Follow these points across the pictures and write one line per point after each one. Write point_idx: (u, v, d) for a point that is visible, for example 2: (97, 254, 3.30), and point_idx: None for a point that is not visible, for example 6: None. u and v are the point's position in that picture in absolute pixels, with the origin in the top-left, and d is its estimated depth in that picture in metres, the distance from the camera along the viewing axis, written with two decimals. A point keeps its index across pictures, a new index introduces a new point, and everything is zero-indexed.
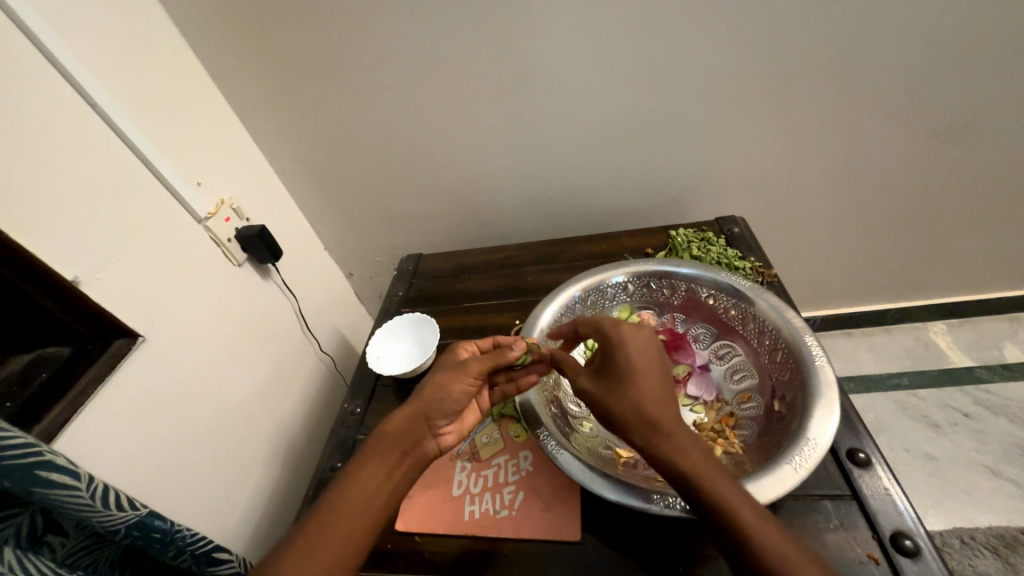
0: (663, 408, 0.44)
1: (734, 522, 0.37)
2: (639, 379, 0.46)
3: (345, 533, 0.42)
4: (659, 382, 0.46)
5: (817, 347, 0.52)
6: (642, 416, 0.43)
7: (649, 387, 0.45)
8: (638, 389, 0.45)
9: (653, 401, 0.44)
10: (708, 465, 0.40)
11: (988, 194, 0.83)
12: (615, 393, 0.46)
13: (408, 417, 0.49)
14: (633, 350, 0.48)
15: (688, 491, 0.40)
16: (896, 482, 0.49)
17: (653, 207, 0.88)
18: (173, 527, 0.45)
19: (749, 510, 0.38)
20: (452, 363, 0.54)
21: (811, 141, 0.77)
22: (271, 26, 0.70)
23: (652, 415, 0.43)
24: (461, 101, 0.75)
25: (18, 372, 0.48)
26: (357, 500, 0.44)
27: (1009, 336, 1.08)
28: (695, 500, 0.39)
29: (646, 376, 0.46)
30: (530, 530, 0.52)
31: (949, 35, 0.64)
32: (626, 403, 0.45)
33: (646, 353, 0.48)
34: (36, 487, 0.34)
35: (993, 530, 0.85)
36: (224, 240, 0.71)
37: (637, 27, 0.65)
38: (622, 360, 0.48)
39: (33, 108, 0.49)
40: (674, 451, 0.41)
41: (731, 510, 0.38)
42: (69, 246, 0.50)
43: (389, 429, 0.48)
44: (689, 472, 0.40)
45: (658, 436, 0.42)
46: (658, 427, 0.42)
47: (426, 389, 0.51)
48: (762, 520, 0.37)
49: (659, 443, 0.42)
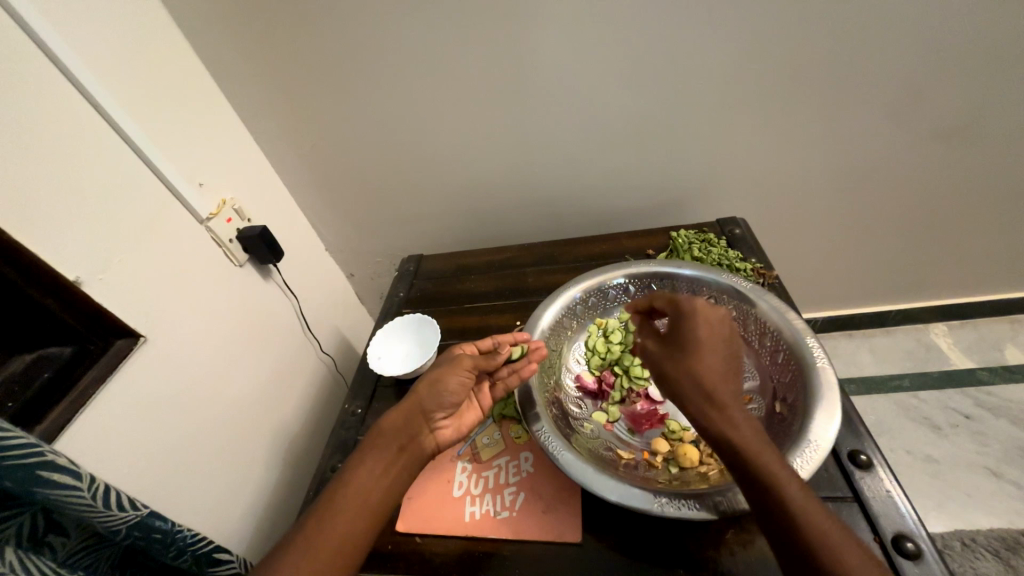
0: (722, 381, 0.44)
1: (775, 494, 0.38)
2: (700, 351, 0.46)
3: (342, 528, 0.42)
4: (722, 356, 0.46)
5: (818, 349, 0.52)
6: (698, 385, 0.44)
7: (711, 358, 0.46)
8: (699, 360, 0.45)
9: (712, 373, 0.45)
10: (756, 438, 0.41)
11: (989, 196, 0.83)
12: (675, 361, 0.47)
13: (404, 412, 0.50)
14: (702, 323, 0.48)
15: (733, 461, 0.41)
16: (898, 485, 0.49)
17: (653, 208, 0.88)
18: (173, 527, 0.45)
19: (795, 484, 0.39)
20: (448, 360, 0.55)
21: (812, 143, 0.77)
22: (273, 26, 0.70)
23: (708, 387, 0.44)
24: (462, 103, 0.76)
25: (19, 372, 0.48)
26: (354, 497, 0.44)
27: (1010, 338, 1.07)
28: (740, 469, 0.40)
29: (710, 348, 0.46)
30: (530, 531, 0.52)
31: (950, 36, 0.64)
32: (684, 373, 0.45)
33: (713, 324, 0.48)
34: (37, 487, 0.34)
35: (994, 532, 0.84)
36: (225, 240, 0.71)
37: (638, 29, 0.65)
38: (687, 329, 0.48)
39: (35, 108, 0.49)
40: (725, 423, 0.42)
41: (774, 483, 0.38)
42: (70, 246, 0.50)
43: (386, 425, 0.49)
44: (737, 443, 0.41)
45: (711, 407, 0.43)
46: (712, 398, 0.43)
47: (424, 385, 0.52)
48: (806, 495, 0.38)
49: (711, 414, 0.43)
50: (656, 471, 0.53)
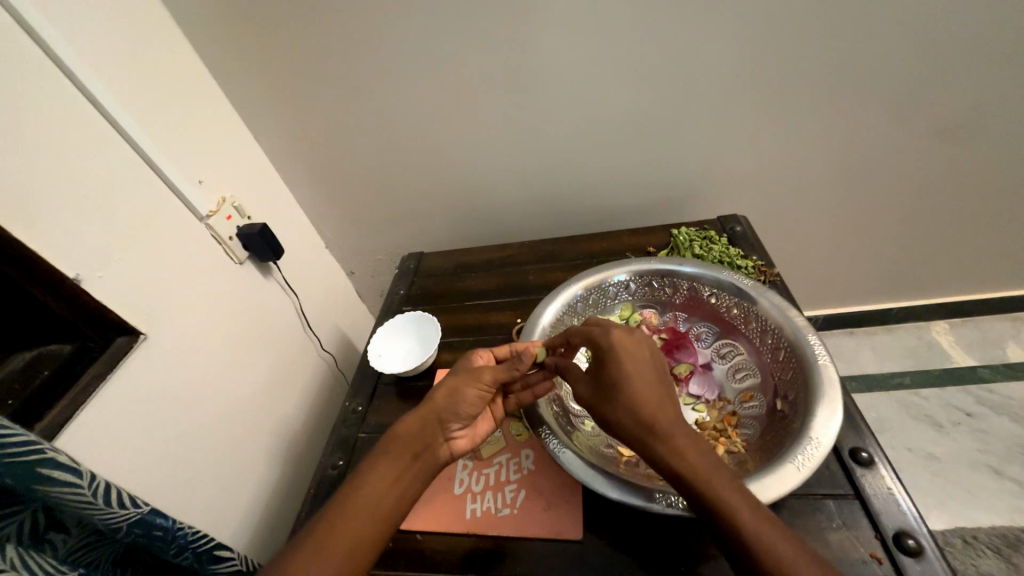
0: (657, 412, 0.43)
1: (728, 520, 0.38)
2: (630, 385, 0.45)
3: (353, 532, 0.42)
4: (653, 384, 0.45)
5: (820, 346, 0.52)
6: (636, 421, 0.44)
7: (643, 389, 0.45)
8: (632, 394, 0.45)
9: (646, 404, 0.44)
10: (703, 464, 0.40)
11: (991, 193, 0.83)
12: (610, 400, 0.46)
13: (420, 420, 0.49)
14: (623, 357, 0.47)
15: (685, 492, 0.40)
16: (899, 482, 0.48)
17: (654, 205, 0.88)
18: (174, 525, 0.45)
19: (744, 505, 0.38)
20: (467, 367, 0.54)
21: (813, 140, 0.77)
22: (273, 24, 0.70)
23: (646, 420, 0.43)
24: (462, 100, 0.75)
25: (19, 370, 0.48)
26: (366, 500, 0.44)
27: (1011, 335, 1.07)
28: (691, 498, 0.40)
29: (638, 379, 0.45)
30: (531, 528, 0.52)
31: (953, 32, 0.63)
32: (621, 411, 0.45)
33: (635, 355, 0.47)
34: (38, 484, 0.34)
35: (996, 530, 0.84)
36: (225, 238, 0.71)
37: (639, 26, 0.65)
38: (613, 365, 0.47)
39: (33, 106, 0.49)
40: (669, 454, 0.41)
41: (725, 508, 0.38)
42: (70, 244, 0.50)
43: (400, 431, 0.48)
44: (683, 473, 0.40)
45: (654, 439, 0.42)
46: (651, 430, 0.43)
47: (440, 393, 0.51)
48: (758, 516, 0.37)
49: (653, 446, 0.42)
50: None
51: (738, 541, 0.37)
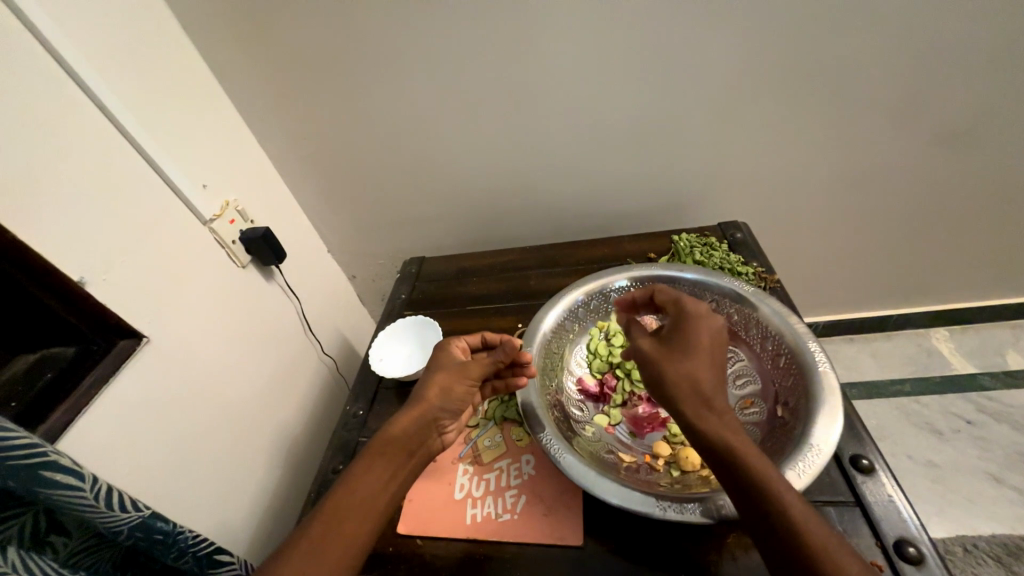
0: (716, 385, 0.44)
1: (770, 497, 0.38)
2: (700, 353, 0.46)
3: (348, 535, 0.42)
4: (718, 359, 0.46)
5: (821, 353, 0.52)
6: (695, 386, 0.44)
7: (709, 360, 0.45)
8: (699, 363, 0.45)
9: (711, 378, 0.44)
10: (749, 443, 0.41)
11: (990, 201, 0.83)
12: (674, 359, 0.46)
13: (417, 418, 0.49)
14: (701, 326, 0.48)
15: (723, 461, 0.40)
16: (900, 489, 0.49)
17: (655, 212, 0.88)
18: (175, 529, 0.45)
19: (787, 489, 0.38)
20: (452, 363, 0.55)
21: (813, 148, 0.77)
22: (278, 31, 0.70)
23: (706, 389, 0.43)
24: (465, 106, 0.76)
25: (22, 374, 0.49)
26: (360, 502, 0.43)
27: (1011, 343, 1.07)
28: (732, 473, 0.40)
29: (708, 350, 0.46)
30: (532, 534, 0.52)
31: (950, 42, 0.64)
32: (682, 372, 0.44)
33: (713, 328, 0.48)
34: (40, 486, 0.34)
35: (997, 538, 0.84)
36: (228, 242, 0.72)
37: (639, 35, 0.66)
38: (688, 330, 0.48)
39: (41, 112, 0.49)
40: (720, 427, 0.41)
41: (767, 486, 0.38)
42: (75, 248, 0.51)
43: (395, 431, 0.48)
44: (732, 444, 0.40)
45: (709, 409, 0.43)
46: (711, 401, 0.43)
47: (432, 390, 0.52)
48: (802, 506, 0.38)
49: (708, 414, 0.42)
50: (658, 474, 0.53)
51: (773, 518, 0.37)
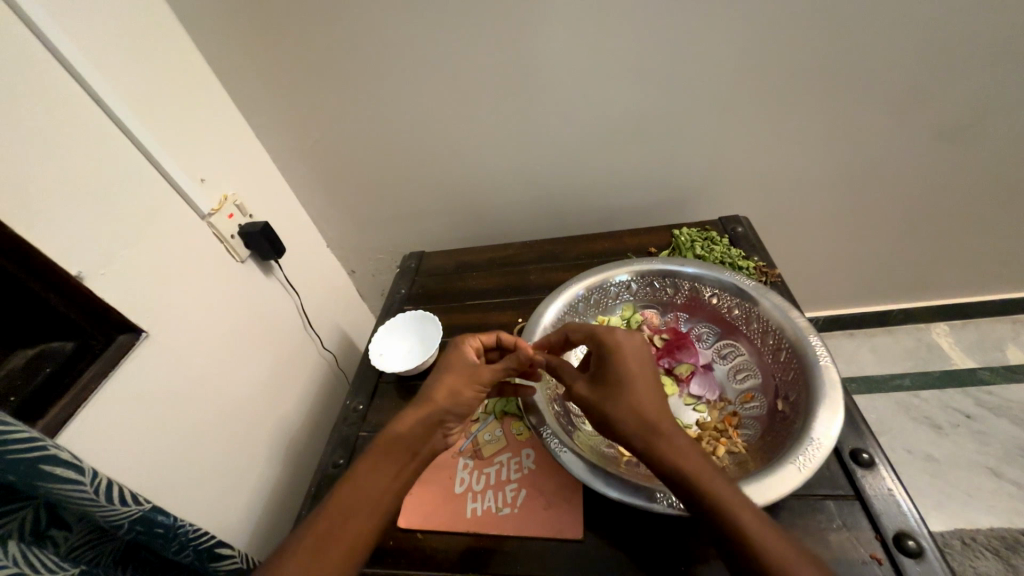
0: (659, 412, 0.44)
1: (728, 517, 0.37)
2: (632, 386, 0.46)
3: (349, 532, 0.41)
4: (652, 385, 0.46)
5: (821, 346, 0.52)
6: (637, 420, 0.43)
7: (644, 388, 0.46)
8: (633, 396, 0.45)
9: (648, 407, 0.44)
10: (702, 464, 0.40)
11: (991, 196, 0.83)
12: (612, 399, 0.46)
13: (422, 418, 0.49)
14: (626, 356, 0.48)
15: (683, 489, 0.40)
16: (900, 483, 0.49)
17: (655, 206, 0.88)
18: (175, 523, 0.45)
19: (745, 506, 0.38)
20: (463, 364, 0.54)
21: (815, 142, 0.77)
22: (276, 23, 0.70)
23: (649, 419, 0.43)
24: (465, 100, 0.75)
25: (21, 368, 0.48)
26: (365, 499, 0.43)
27: (1011, 338, 1.07)
28: (692, 501, 0.39)
29: (640, 379, 0.46)
30: (533, 527, 0.52)
31: (955, 34, 0.63)
32: (623, 409, 0.45)
33: (637, 355, 0.48)
34: (39, 480, 0.34)
35: (995, 531, 0.84)
36: (226, 236, 0.71)
37: (640, 26, 0.65)
38: (615, 364, 0.48)
39: (37, 105, 0.49)
40: (670, 455, 0.41)
41: (726, 506, 0.37)
42: (73, 242, 0.50)
43: (398, 430, 0.48)
44: (687, 471, 0.40)
45: (657, 438, 0.42)
46: (655, 431, 0.42)
47: (439, 392, 0.51)
48: (764, 524, 0.36)
49: (657, 445, 0.42)
50: None
51: (736, 540, 0.36)
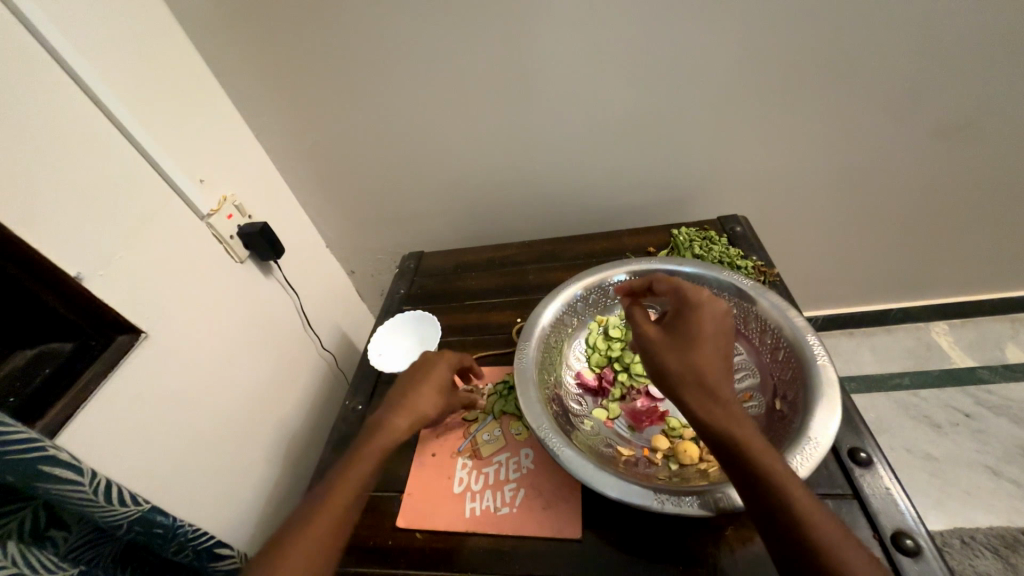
0: (723, 376, 0.43)
1: (774, 487, 0.38)
2: (705, 344, 0.45)
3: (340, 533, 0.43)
4: (724, 351, 0.45)
5: (819, 346, 0.52)
6: (700, 377, 0.43)
7: (717, 350, 0.45)
8: (704, 354, 0.44)
9: (715, 368, 0.43)
10: (755, 434, 0.40)
11: (990, 195, 0.83)
12: (679, 351, 0.45)
13: (411, 426, 0.51)
14: (705, 317, 0.47)
15: (732, 453, 0.40)
16: (897, 482, 0.49)
17: (654, 206, 0.88)
18: (174, 523, 0.45)
19: (793, 481, 0.38)
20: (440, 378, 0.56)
21: (813, 141, 0.77)
22: (274, 24, 0.70)
23: (710, 379, 0.43)
24: (464, 100, 0.75)
25: (20, 369, 0.49)
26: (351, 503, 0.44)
27: (1010, 337, 1.07)
28: (738, 464, 0.39)
29: (716, 341, 0.45)
30: (531, 527, 0.52)
31: (953, 33, 0.63)
32: (685, 364, 0.44)
33: (718, 318, 0.47)
34: (39, 481, 0.34)
35: (994, 530, 0.84)
36: (225, 237, 0.71)
37: (638, 27, 0.65)
38: (693, 322, 0.47)
39: (36, 107, 0.49)
40: (726, 418, 0.41)
41: (773, 478, 0.38)
42: (72, 243, 0.50)
43: (392, 437, 0.49)
44: (739, 439, 0.40)
45: (715, 400, 0.42)
46: (716, 393, 0.42)
47: (424, 403, 0.53)
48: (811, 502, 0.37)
49: (711, 406, 0.41)
50: (656, 468, 0.53)
51: (777, 509, 0.37)
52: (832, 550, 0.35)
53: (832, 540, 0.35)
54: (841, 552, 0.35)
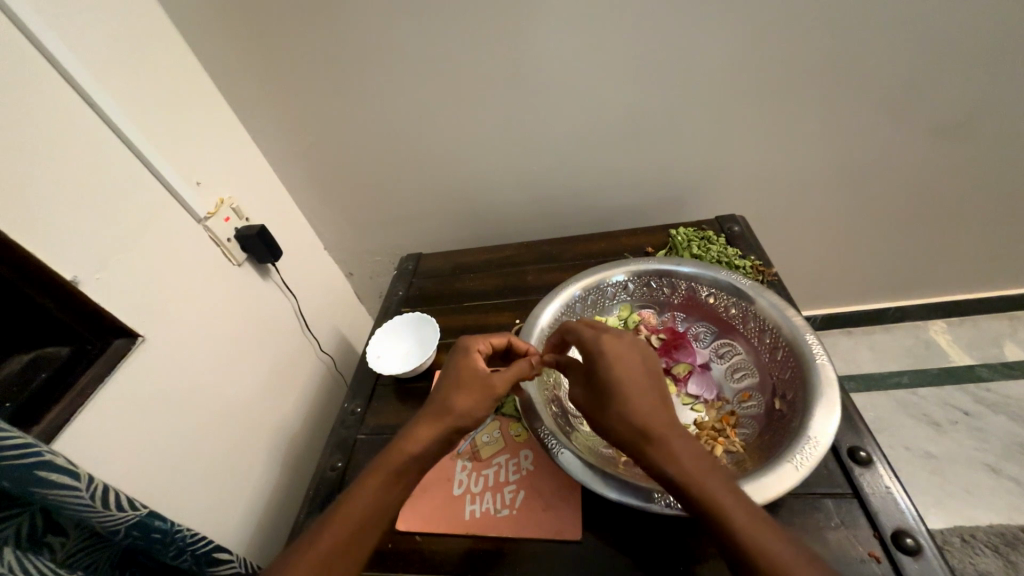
0: (654, 417, 0.43)
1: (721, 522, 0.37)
2: (627, 392, 0.45)
3: (352, 551, 0.41)
4: (646, 389, 0.45)
5: (818, 345, 0.52)
6: (628, 425, 0.43)
7: (639, 390, 0.45)
8: (628, 401, 0.44)
9: (643, 413, 0.43)
10: (697, 467, 0.40)
11: (987, 193, 0.83)
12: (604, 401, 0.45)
13: (438, 434, 0.47)
14: (619, 362, 0.46)
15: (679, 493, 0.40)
16: (897, 481, 0.49)
17: (652, 206, 0.88)
18: (172, 527, 0.45)
19: (737, 509, 0.37)
20: (477, 375, 0.50)
21: (810, 141, 0.77)
22: (272, 29, 0.70)
23: (639, 424, 0.43)
24: (461, 101, 0.75)
25: (18, 373, 0.47)
26: (370, 518, 0.43)
27: (1009, 334, 1.07)
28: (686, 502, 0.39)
29: (633, 381, 0.45)
30: (531, 528, 0.52)
31: (947, 32, 0.64)
32: (615, 415, 0.44)
33: (627, 356, 0.47)
34: (35, 486, 0.34)
35: (994, 528, 0.85)
36: (223, 240, 0.71)
37: (634, 27, 0.65)
38: (608, 372, 0.46)
39: (31, 112, 0.48)
40: (664, 458, 0.41)
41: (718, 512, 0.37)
42: (69, 247, 0.50)
43: (411, 449, 0.46)
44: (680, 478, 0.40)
45: (649, 444, 0.42)
46: (648, 437, 0.42)
47: (454, 410, 0.48)
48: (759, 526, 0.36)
49: (650, 452, 0.42)
50: None
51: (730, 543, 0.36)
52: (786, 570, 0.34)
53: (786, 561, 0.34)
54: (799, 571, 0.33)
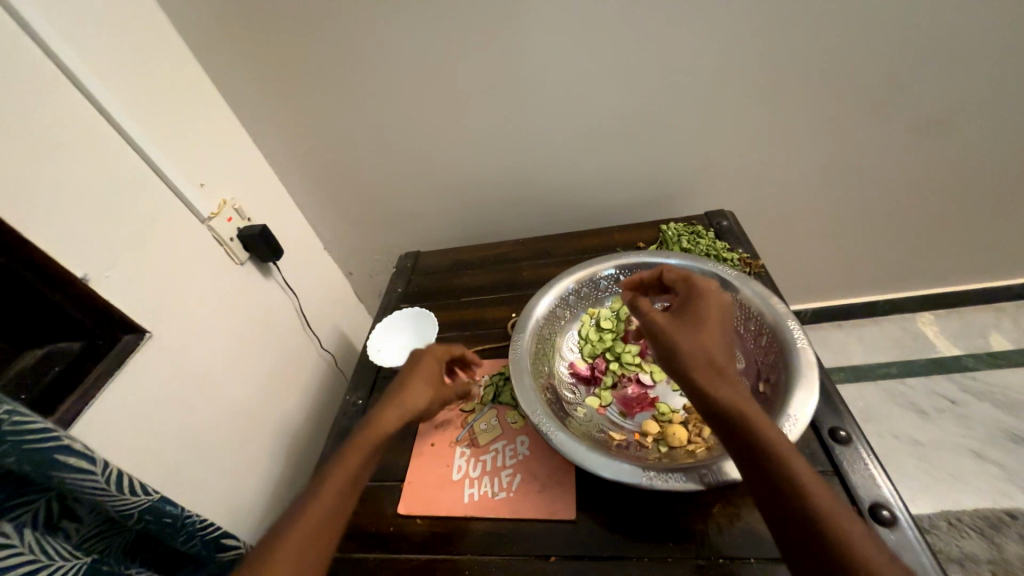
0: (725, 359, 0.45)
1: (776, 462, 0.38)
2: (711, 327, 0.48)
3: (338, 509, 0.43)
4: (722, 336, 0.48)
5: (800, 331, 0.55)
6: (705, 356, 0.45)
7: (720, 332, 0.48)
8: (709, 335, 0.47)
9: (718, 349, 0.46)
10: (759, 413, 0.42)
11: (967, 186, 0.86)
12: (685, 331, 0.47)
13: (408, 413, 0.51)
14: (712, 305, 0.50)
15: (732, 424, 0.41)
16: (875, 458, 0.51)
17: (644, 203, 0.90)
18: (182, 513, 0.47)
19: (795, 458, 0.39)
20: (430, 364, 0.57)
21: (795, 138, 0.80)
22: (272, 35, 0.72)
23: (716, 360, 0.45)
24: (456, 103, 0.78)
25: (30, 368, 0.50)
26: (353, 474, 0.44)
27: (994, 325, 1.10)
28: (739, 437, 0.40)
29: (717, 326, 0.48)
30: (527, 509, 0.54)
31: (923, 31, 0.66)
32: (693, 341, 0.46)
33: (722, 308, 0.51)
34: (53, 470, 0.36)
35: (979, 512, 0.87)
36: (226, 240, 0.73)
37: (622, 30, 0.68)
38: (703, 305, 0.50)
39: (42, 118, 0.51)
40: (731, 392, 0.42)
41: (776, 454, 0.39)
42: (79, 245, 0.52)
43: (388, 421, 0.49)
44: (741, 412, 0.41)
45: (718, 376, 0.43)
46: (722, 369, 0.44)
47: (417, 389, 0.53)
48: (815, 478, 0.38)
49: (717, 382, 0.43)
50: (646, 450, 0.55)
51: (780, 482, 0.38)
52: (831, 515, 0.35)
53: (833, 509, 0.36)
54: (839, 515, 0.35)
